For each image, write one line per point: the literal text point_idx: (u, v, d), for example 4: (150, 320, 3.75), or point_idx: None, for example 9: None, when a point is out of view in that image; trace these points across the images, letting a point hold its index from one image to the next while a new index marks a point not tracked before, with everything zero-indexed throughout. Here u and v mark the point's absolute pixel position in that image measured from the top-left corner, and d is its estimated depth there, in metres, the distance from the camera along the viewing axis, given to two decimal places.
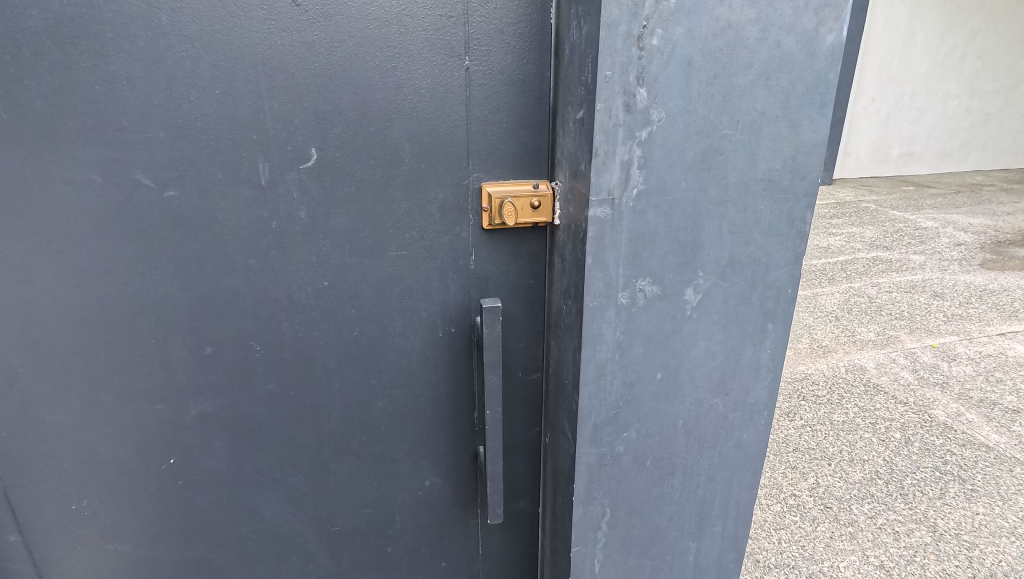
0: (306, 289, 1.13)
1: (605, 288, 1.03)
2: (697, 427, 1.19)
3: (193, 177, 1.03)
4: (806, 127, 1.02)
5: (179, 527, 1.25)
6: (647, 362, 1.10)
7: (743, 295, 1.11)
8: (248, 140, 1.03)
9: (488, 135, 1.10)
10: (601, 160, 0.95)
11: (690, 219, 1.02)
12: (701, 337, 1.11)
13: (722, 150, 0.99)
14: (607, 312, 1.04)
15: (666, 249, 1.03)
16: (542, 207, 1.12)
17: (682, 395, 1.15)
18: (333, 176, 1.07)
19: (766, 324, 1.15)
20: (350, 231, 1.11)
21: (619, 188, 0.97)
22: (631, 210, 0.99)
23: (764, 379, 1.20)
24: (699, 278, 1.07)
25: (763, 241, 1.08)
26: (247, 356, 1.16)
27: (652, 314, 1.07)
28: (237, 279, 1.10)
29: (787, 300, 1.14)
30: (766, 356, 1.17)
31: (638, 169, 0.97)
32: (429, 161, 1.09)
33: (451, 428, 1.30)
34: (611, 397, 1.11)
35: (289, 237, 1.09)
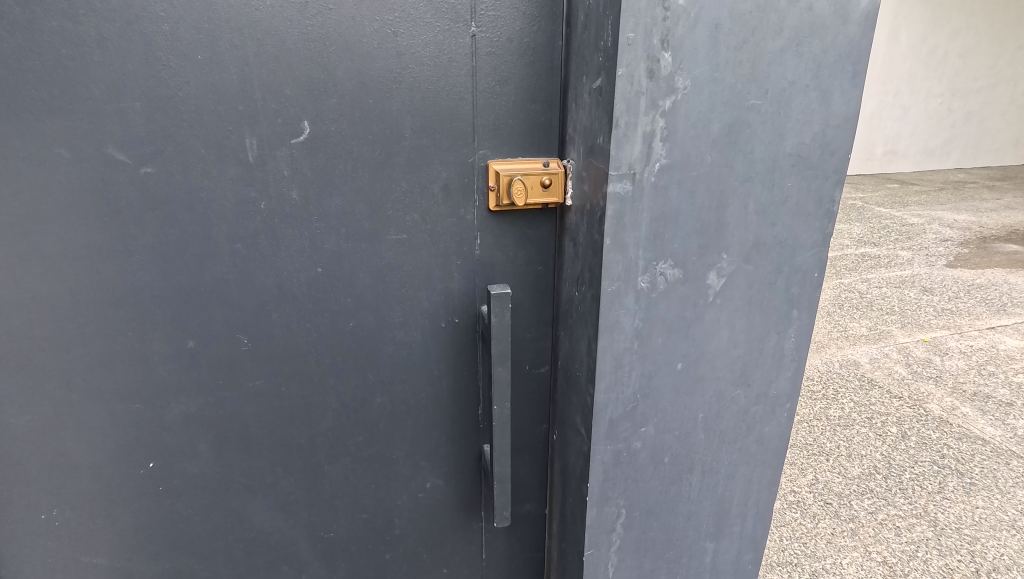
0: (298, 277, 1.04)
1: (624, 272, 0.95)
2: (718, 421, 1.12)
3: (174, 152, 0.94)
4: (837, 98, 0.95)
5: (161, 537, 1.15)
6: (666, 352, 1.03)
7: (767, 280, 1.04)
8: (233, 112, 0.94)
9: (495, 109, 1.02)
10: (621, 131, 0.87)
11: (715, 198, 0.95)
12: (723, 325, 1.04)
13: (749, 121, 0.92)
14: (625, 298, 0.97)
15: (688, 230, 0.96)
16: (553, 186, 1.04)
17: (703, 386, 1.08)
18: (328, 153, 0.98)
19: (791, 311, 1.07)
20: (346, 213, 1.02)
21: (641, 162, 0.90)
22: (653, 186, 0.92)
23: (788, 371, 1.12)
24: (723, 261, 1.00)
25: (789, 221, 1.01)
26: (234, 350, 1.07)
27: (673, 300, 1.00)
28: (223, 266, 1.01)
29: (813, 285, 1.06)
30: (790, 345, 1.10)
31: (660, 142, 0.90)
32: (432, 137, 1.01)
33: (455, 426, 1.22)
34: (629, 390, 1.04)
35: (278, 219, 1.00)
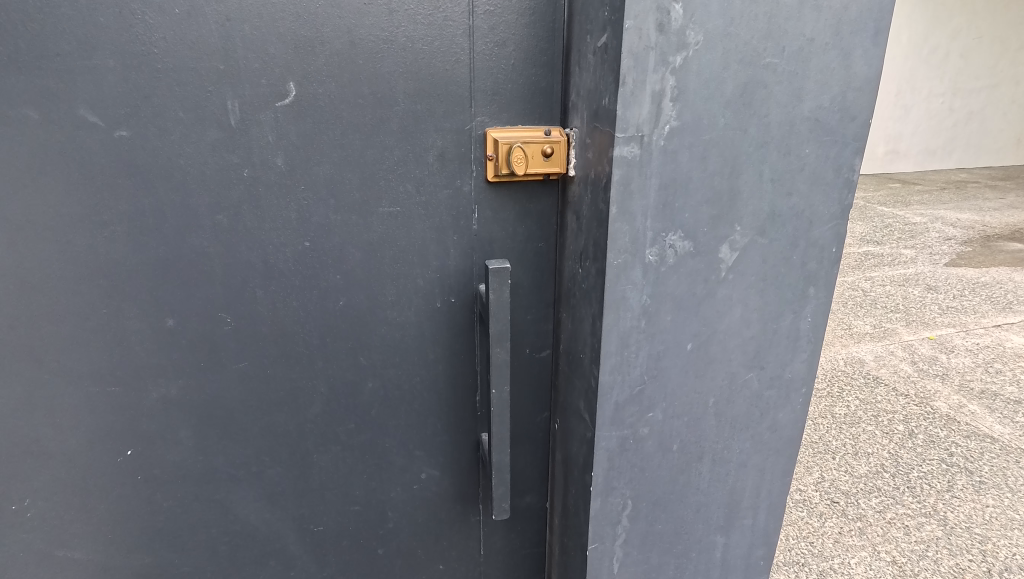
0: (284, 251, 0.98)
1: (631, 244, 0.89)
2: (729, 407, 1.06)
3: (150, 114, 0.88)
4: (858, 58, 0.89)
5: (140, 530, 1.09)
6: (675, 332, 0.97)
7: (783, 255, 0.98)
8: (213, 72, 0.88)
9: (494, 73, 0.96)
10: (629, 90, 0.81)
11: (728, 164, 0.89)
12: (736, 303, 0.98)
13: (765, 82, 0.86)
14: (632, 273, 0.91)
15: (699, 199, 0.90)
16: (555, 155, 0.98)
17: (713, 369, 1.02)
18: (315, 118, 0.93)
19: (807, 288, 1.01)
20: (334, 183, 0.96)
21: (649, 123, 0.84)
22: (662, 151, 0.86)
23: (804, 353, 1.06)
24: (736, 233, 0.94)
25: (806, 192, 0.95)
26: (216, 329, 1.00)
27: (682, 275, 0.94)
28: (204, 239, 0.95)
29: (831, 261, 1.00)
30: (806, 326, 1.04)
31: (670, 103, 0.84)
32: (426, 101, 0.95)
33: (451, 413, 1.16)
34: (635, 372, 0.97)
35: (262, 188, 0.94)
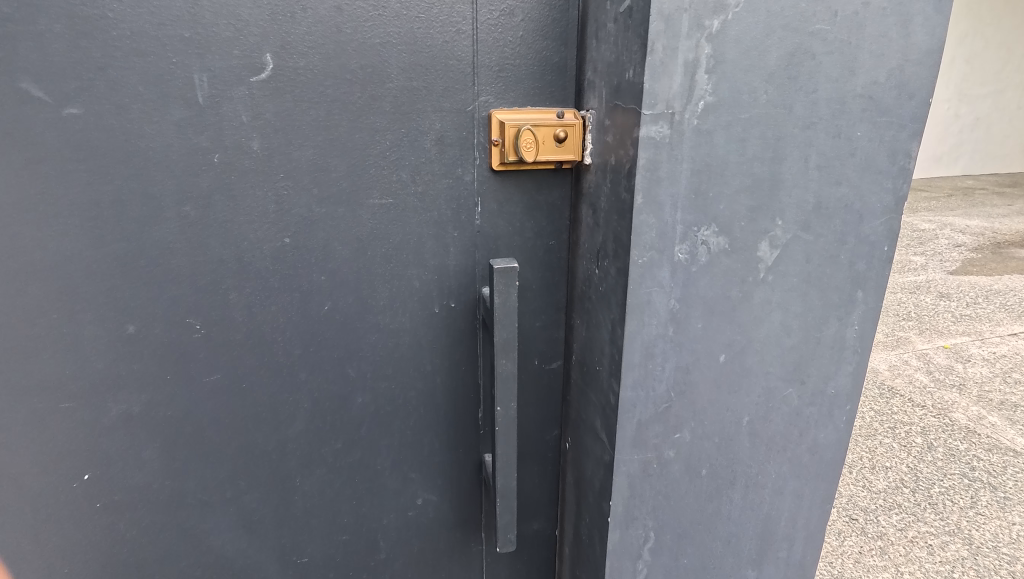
0: (261, 248, 0.86)
1: (658, 239, 0.77)
2: (765, 425, 0.94)
3: (105, 88, 0.76)
4: (919, 26, 0.77)
5: (98, 564, 0.96)
6: (707, 341, 0.85)
7: (829, 253, 0.86)
8: (177, 40, 0.76)
9: (499, 46, 0.84)
10: (658, 58, 0.70)
11: (770, 148, 0.77)
12: (775, 308, 0.86)
13: (814, 51, 0.74)
14: (659, 273, 0.79)
15: (737, 188, 0.78)
16: (569, 140, 0.87)
17: (748, 383, 0.90)
18: (295, 95, 0.81)
19: (855, 292, 0.89)
20: (318, 170, 0.85)
21: (680, 99, 0.72)
22: (695, 131, 0.74)
23: (849, 366, 0.94)
24: (777, 228, 0.82)
25: (857, 181, 0.83)
26: (184, 336, 0.88)
27: (716, 276, 0.82)
28: (169, 233, 0.83)
29: (883, 260, 0.88)
30: (853, 334, 0.92)
31: (705, 74, 0.72)
32: (423, 78, 0.84)
33: (451, 430, 1.04)
34: (661, 386, 0.86)
35: (235, 175, 0.82)
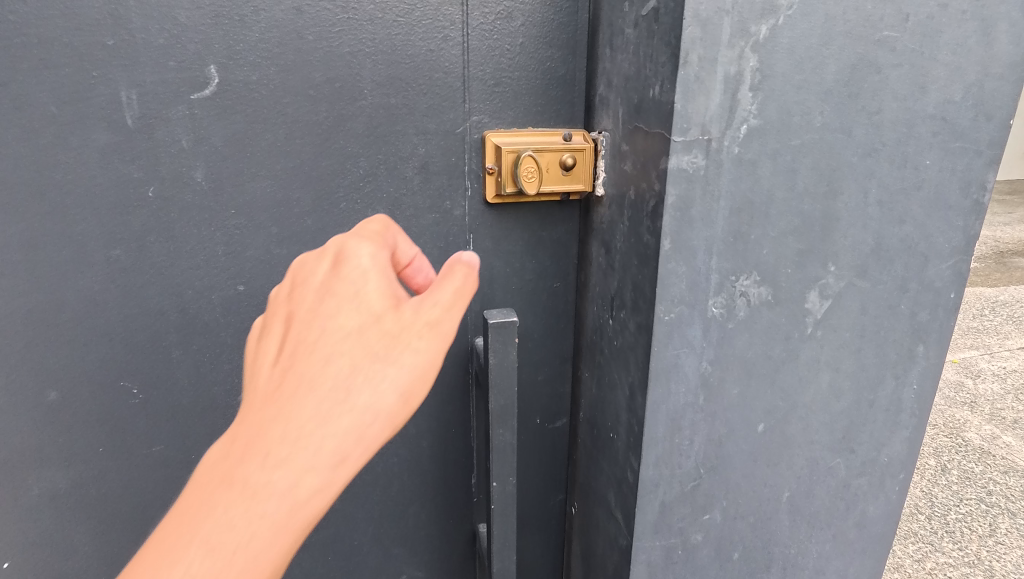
0: (210, 298, 0.72)
1: (688, 292, 0.64)
2: (808, 501, 0.80)
3: (9, 108, 0.62)
4: (1003, 33, 0.64)
5: None
6: (743, 408, 0.71)
7: (888, 303, 0.72)
8: (99, 49, 0.62)
9: (494, 56, 0.71)
10: (693, 71, 0.56)
11: (824, 180, 0.64)
12: (824, 367, 0.73)
13: (880, 64, 0.61)
14: (689, 331, 0.65)
15: (784, 228, 0.64)
16: (577, 167, 0.73)
17: (790, 454, 0.76)
18: (247, 115, 0.67)
19: (914, 346, 0.76)
20: (277, 205, 0.70)
21: (718, 122, 0.58)
22: (735, 161, 0.60)
23: (904, 430, 0.80)
24: (829, 275, 0.68)
25: (923, 218, 0.69)
26: (119, 402, 0.73)
27: (755, 333, 0.68)
28: (94, 282, 0.69)
29: (948, 310, 0.75)
30: (910, 395, 0.78)
31: (749, 91, 0.58)
32: (403, 94, 0.70)
33: (440, 499, 0.90)
34: (688, 461, 0.72)
35: (176, 212, 0.68)
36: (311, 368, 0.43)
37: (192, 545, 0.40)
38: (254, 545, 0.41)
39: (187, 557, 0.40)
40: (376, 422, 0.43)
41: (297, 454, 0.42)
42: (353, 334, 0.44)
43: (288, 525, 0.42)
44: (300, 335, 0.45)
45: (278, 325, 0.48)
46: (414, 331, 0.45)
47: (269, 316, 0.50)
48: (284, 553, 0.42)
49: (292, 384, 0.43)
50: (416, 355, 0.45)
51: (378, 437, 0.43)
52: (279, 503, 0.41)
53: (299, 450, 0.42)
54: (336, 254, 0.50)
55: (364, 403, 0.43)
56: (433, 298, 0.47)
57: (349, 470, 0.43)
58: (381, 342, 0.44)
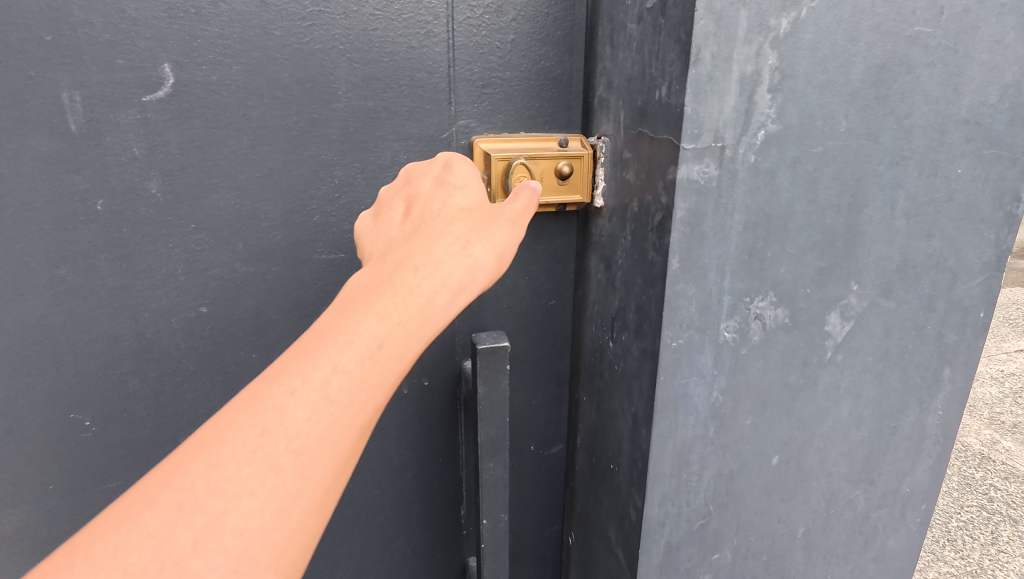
0: (169, 320, 0.65)
1: (699, 315, 0.57)
2: (825, 536, 0.74)
3: None
4: None
5: None
6: (756, 439, 0.65)
7: (913, 324, 0.66)
8: (37, 45, 0.55)
9: (484, 54, 0.64)
10: (705, 70, 0.49)
11: (848, 191, 0.58)
12: (843, 394, 0.67)
13: (910, 63, 0.55)
14: (699, 358, 0.59)
15: (804, 245, 0.58)
16: (574, 176, 0.66)
17: (806, 487, 0.70)
18: (208, 119, 0.60)
19: (940, 370, 0.70)
20: (243, 218, 0.64)
21: (733, 127, 0.52)
22: (751, 171, 0.54)
23: (928, 459, 0.74)
24: (851, 295, 0.62)
25: (953, 232, 0.63)
26: (68, 437, 0.66)
27: (771, 359, 0.62)
28: (37, 305, 0.61)
29: (977, 330, 0.69)
30: (934, 422, 0.72)
31: (767, 93, 0.52)
32: (382, 95, 0.63)
33: (427, 534, 0.83)
34: (697, 498, 0.65)
35: (129, 227, 0.61)
36: (434, 233, 0.43)
37: (323, 361, 0.35)
38: (386, 354, 0.37)
39: (317, 368, 0.35)
40: (484, 275, 0.43)
41: (420, 291, 0.40)
42: (466, 206, 0.46)
43: (403, 356, 0.38)
44: (421, 216, 0.46)
45: (396, 207, 0.49)
46: (507, 215, 0.48)
47: (382, 204, 0.50)
48: (395, 384, 0.38)
49: (419, 240, 0.43)
50: (514, 230, 0.47)
51: (478, 292, 0.44)
52: (415, 307, 0.39)
53: (424, 284, 0.40)
54: (448, 160, 0.51)
55: (477, 259, 0.43)
56: (512, 202, 0.49)
57: (454, 316, 0.42)
58: (484, 218, 0.46)
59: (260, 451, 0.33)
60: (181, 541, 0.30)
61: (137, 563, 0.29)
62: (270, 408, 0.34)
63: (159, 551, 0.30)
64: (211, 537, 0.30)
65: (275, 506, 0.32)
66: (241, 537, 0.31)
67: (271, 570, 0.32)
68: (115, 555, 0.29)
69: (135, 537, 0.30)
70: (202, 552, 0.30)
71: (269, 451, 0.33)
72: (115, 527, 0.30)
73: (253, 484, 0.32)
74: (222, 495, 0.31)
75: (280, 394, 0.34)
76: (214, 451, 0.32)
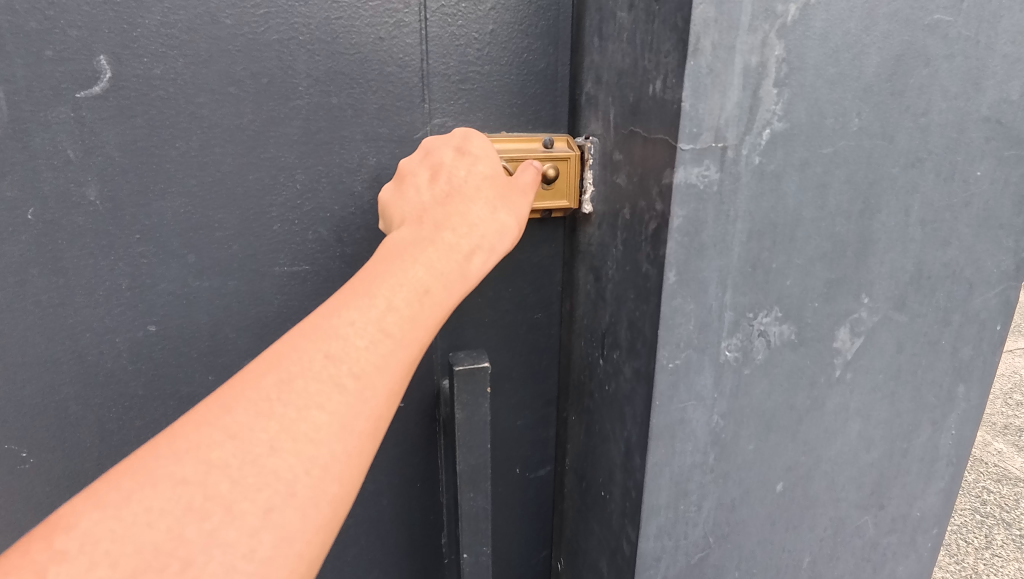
0: (112, 341, 0.58)
1: (698, 333, 0.52)
2: (832, 565, 0.68)
3: None
4: None
5: None
6: (760, 465, 0.60)
7: (927, 339, 0.61)
8: None
9: (460, 46, 0.58)
10: (705, 60, 0.44)
11: (860, 196, 0.52)
12: (853, 415, 0.61)
13: (928, 55, 0.50)
14: (698, 380, 0.54)
15: (812, 255, 0.53)
16: (560, 180, 0.60)
17: (813, 515, 0.65)
18: (151, 118, 0.54)
19: (954, 387, 0.65)
20: (194, 227, 0.57)
21: (736, 125, 0.46)
22: (755, 174, 0.48)
23: (939, 481, 0.69)
24: (863, 308, 0.57)
25: (971, 240, 0.58)
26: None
27: (776, 379, 0.57)
28: None
29: (993, 344, 0.64)
30: (947, 442, 0.68)
31: (773, 87, 0.46)
32: (348, 91, 0.57)
33: (405, 566, 0.76)
34: (696, 531, 0.60)
35: (64, 239, 0.55)
36: (466, 198, 0.46)
37: (380, 297, 0.38)
38: (432, 297, 0.40)
39: (375, 304, 0.38)
40: (508, 239, 0.47)
41: (457, 247, 0.43)
42: (489, 171, 0.49)
43: (446, 299, 0.41)
44: (452, 181, 0.47)
45: (420, 172, 0.49)
46: (522, 186, 0.51)
47: (405, 171, 0.51)
48: (438, 325, 0.41)
49: (453, 202, 0.46)
50: (528, 200, 0.51)
51: (501, 255, 0.47)
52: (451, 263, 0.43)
53: (459, 243, 0.44)
54: (466, 134, 0.52)
55: (500, 221, 0.47)
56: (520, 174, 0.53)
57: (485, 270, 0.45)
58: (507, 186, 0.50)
59: (326, 371, 0.35)
60: (259, 442, 0.32)
61: (221, 456, 0.32)
62: (335, 334, 0.36)
63: (239, 449, 0.32)
64: (288, 441, 0.33)
65: (339, 420, 0.35)
66: (313, 445, 0.33)
67: (337, 477, 0.34)
68: (201, 450, 0.32)
69: (217, 437, 0.32)
70: (279, 452, 0.33)
71: (334, 371, 0.35)
72: (197, 428, 0.33)
73: (320, 400, 0.34)
74: (295, 405, 0.34)
75: (342, 324, 0.37)
76: (285, 368, 0.35)
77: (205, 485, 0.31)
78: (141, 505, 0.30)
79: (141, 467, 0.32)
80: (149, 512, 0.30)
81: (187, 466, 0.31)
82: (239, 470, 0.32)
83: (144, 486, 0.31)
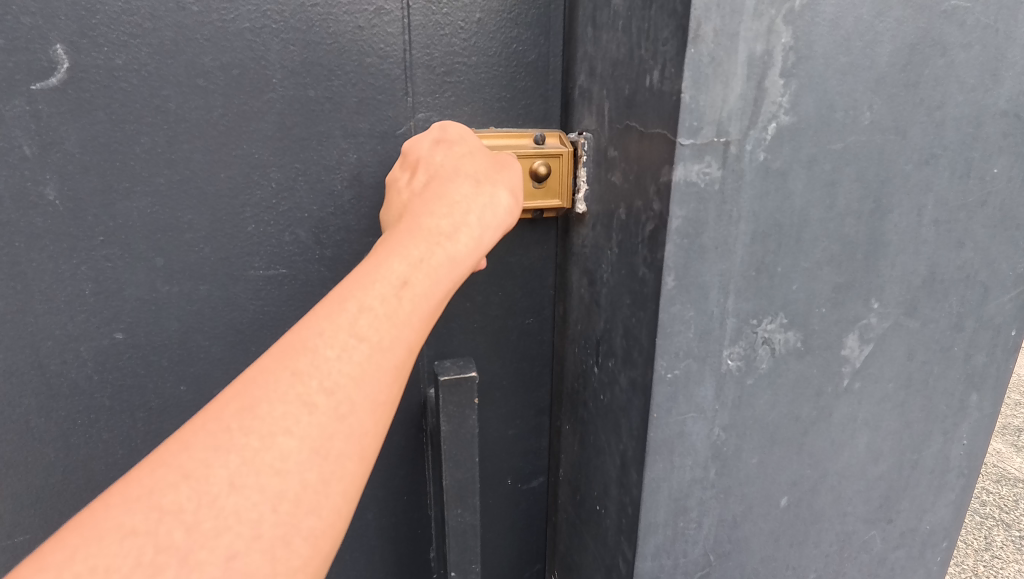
0: (75, 350, 0.55)
1: (698, 341, 0.49)
2: None
3: None
4: None
5: None
6: (763, 480, 0.57)
7: (940, 345, 0.58)
8: None
9: (445, 36, 0.55)
10: (706, 48, 0.40)
11: (871, 195, 0.49)
12: (862, 425, 0.58)
13: (945, 44, 0.46)
14: (698, 391, 0.50)
15: (820, 258, 0.50)
16: (551, 179, 0.57)
17: (819, 530, 0.61)
18: (114, 111, 0.50)
19: (967, 396, 0.62)
20: (163, 228, 0.54)
21: (739, 119, 0.43)
22: (760, 172, 0.45)
23: (950, 493, 0.66)
24: (873, 314, 0.54)
25: (987, 241, 0.55)
26: None
27: (780, 389, 0.53)
28: None
29: (1008, 350, 0.61)
30: (959, 452, 0.64)
31: (780, 78, 0.43)
32: (325, 84, 0.54)
33: None
34: (696, 548, 0.57)
35: (22, 241, 0.51)
36: (446, 182, 0.43)
37: (351, 302, 0.35)
38: (411, 293, 0.37)
39: (346, 309, 0.35)
40: (503, 211, 0.44)
41: (439, 233, 0.40)
42: (469, 158, 0.46)
43: (428, 295, 0.37)
44: (431, 173, 0.45)
45: (403, 175, 0.47)
46: (510, 166, 0.48)
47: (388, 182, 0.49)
48: (423, 327, 0.37)
49: (431, 194, 0.42)
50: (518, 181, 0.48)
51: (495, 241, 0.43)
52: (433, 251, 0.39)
53: (441, 225, 0.40)
54: (444, 125, 0.50)
55: (487, 206, 0.43)
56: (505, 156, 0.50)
57: (474, 263, 0.41)
58: (493, 169, 0.47)
59: (292, 391, 0.32)
60: (217, 480, 0.29)
61: (174, 501, 0.28)
62: (302, 350, 0.33)
63: (195, 490, 0.28)
64: (251, 472, 0.29)
65: (310, 444, 0.31)
66: (280, 476, 0.30)
67: (312, 509, 0.30)
68: (152, 494, 0.28)
69: (171, 478, 0.29)
70: (241, 489, 0.29)
71: (302, 390, 0.32)
72: (152, 471, 0.29)
73: (287, 423, 0.31)
74: (257, 433, 0.30)
75: (311, 336, 0.33)
76: (247, 394, 0.31)
77: (157, 534, 0.27)
78: (85, 565, 0.26)
79: (90, 521, 0.28)
80: (93, 573, 0.26)
81: (136, 514, 0.28)
82: (195, 514, 0.28)
83: (91, 542, 0.27)
